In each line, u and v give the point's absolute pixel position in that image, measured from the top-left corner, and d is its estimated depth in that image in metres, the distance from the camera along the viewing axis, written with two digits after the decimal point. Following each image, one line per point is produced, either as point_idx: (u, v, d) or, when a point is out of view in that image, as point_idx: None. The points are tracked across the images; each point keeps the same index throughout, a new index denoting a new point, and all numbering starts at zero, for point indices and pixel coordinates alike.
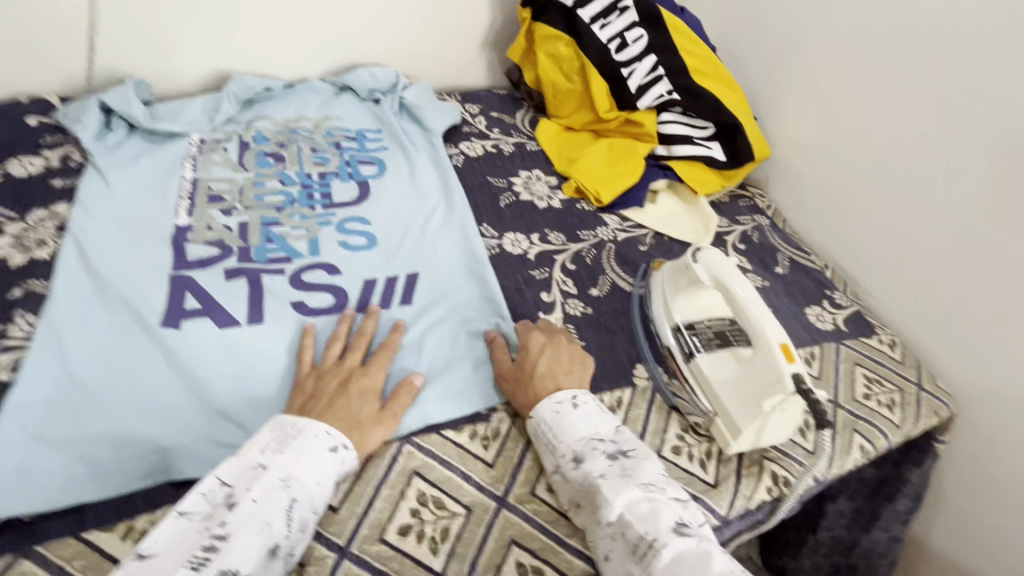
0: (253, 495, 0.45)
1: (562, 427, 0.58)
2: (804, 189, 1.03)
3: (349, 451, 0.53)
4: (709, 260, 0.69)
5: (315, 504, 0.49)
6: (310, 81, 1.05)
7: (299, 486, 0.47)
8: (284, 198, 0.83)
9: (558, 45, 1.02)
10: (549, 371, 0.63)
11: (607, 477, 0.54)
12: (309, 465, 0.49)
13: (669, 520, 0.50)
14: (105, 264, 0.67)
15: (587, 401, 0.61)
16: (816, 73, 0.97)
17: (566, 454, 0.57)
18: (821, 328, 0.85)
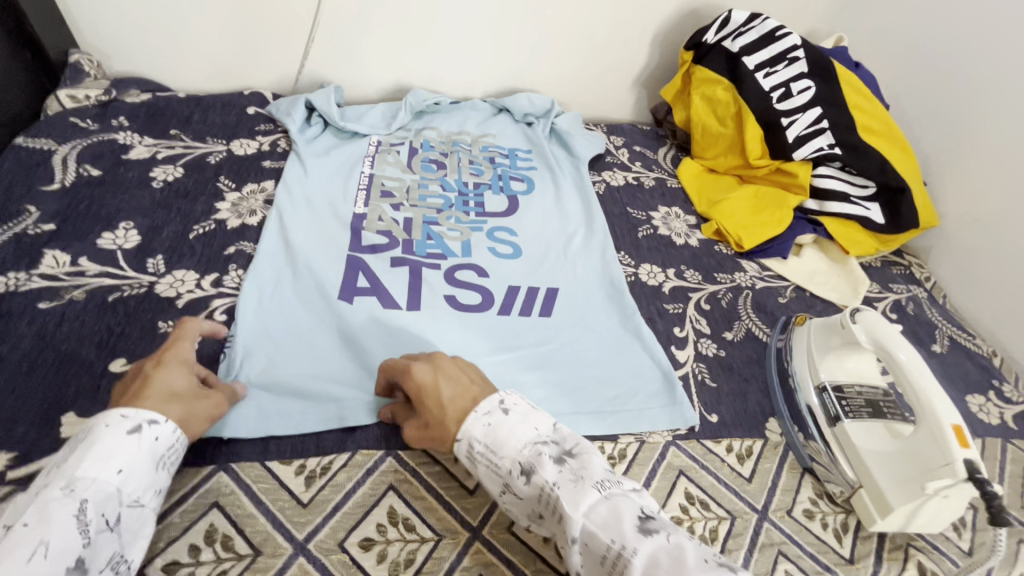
0: (26, 519, 0.38)
1: (499, 441, 0.51)
2: (975, 265, 0.94)
3: (153, 430, 0.47)
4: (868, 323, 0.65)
5: (133, 495, 0.44)
6: (472, 100, 1.15)
7: (85, 486, 0.41)
8: (443, 201, 0.91)
9: (716, 89, 1.03)
10: (459, 398, 0.55)
11: (562, 485, 0.47)
12: (94, 457, 0.43)
13: (631, 518, 0.44)
14: (296, 239, 0.77)
15: (515, 400, 0.54)
16: (1008, 144, 0.88)
17: (513, 470, 0.49)
18: (984, 420, 0.76)
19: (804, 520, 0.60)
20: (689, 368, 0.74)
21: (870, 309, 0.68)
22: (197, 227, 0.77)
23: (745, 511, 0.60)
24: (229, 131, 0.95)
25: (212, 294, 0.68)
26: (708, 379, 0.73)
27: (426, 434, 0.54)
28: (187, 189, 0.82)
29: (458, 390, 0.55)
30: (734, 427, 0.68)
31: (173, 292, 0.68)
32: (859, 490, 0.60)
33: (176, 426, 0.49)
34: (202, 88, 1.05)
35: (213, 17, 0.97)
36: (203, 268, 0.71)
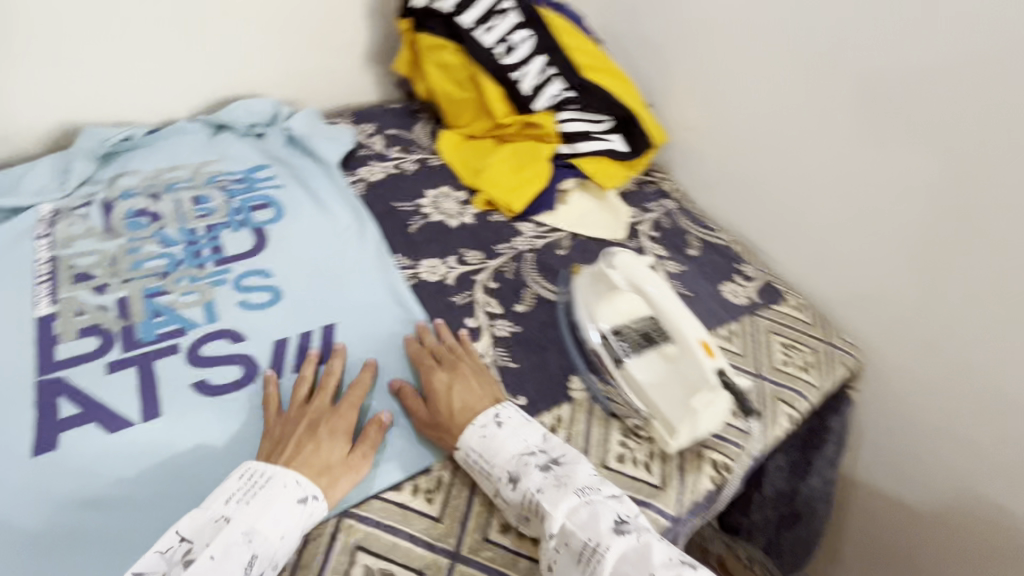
0: (487, 448, 0.57)
1: (491, 450, 0.57)
2: (704, 169, 1.06)
3: (508, 411, 0.60)
4: (622, 265, 0.69)
5: (518, 449, 0.57)
6: (178, 122, 0.96)
7: (575, 478, 0.55)
8: (167, 261, 0.75)
9: (444, 54, 0.99)
10: (464, 405, 0.61)
11: (545, 490, 0.54)
12: (514, 437, 0.58)
13: (608, 521, 0.50)
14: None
15: (511, 415, 0.60)
16: (695, 55, 1.00)
17: (502, 477, 0.56)
18: (736, 303, 0.88)
19: (619, 467, 0.65)
20: (490, 359, 0.73)
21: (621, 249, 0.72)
22: None
23: (518, 538, 0.57)
24: None
25: None
26: (510, 361, 0.73)
27: (433, 429, 0.61)
28: None
29: (476, 391, 0.63)
30: (542, 402, 0.70)
31: None
32: (652, 420, 0.66)
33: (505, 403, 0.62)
34: None
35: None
36: None
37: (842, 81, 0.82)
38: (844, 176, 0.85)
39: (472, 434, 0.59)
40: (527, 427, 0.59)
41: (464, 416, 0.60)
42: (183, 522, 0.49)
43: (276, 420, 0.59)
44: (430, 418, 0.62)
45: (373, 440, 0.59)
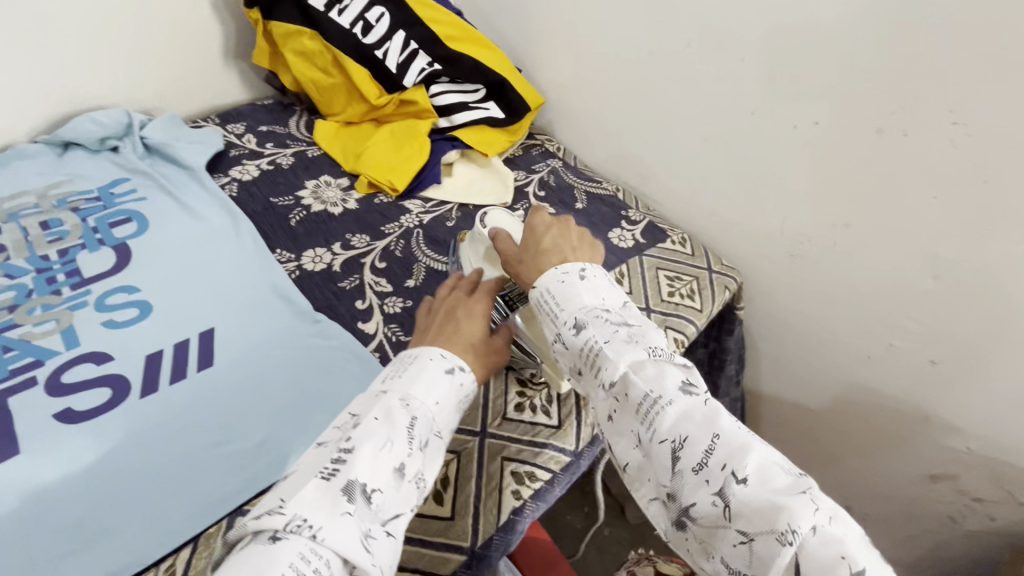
0: (561, 298, 0.56)
1: (564, 297, 0.56)
2: (583, 125, 1.08)
3: (592, 268, 0.58)
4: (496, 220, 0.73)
5: (594, 302, 0.55)
6: (16, 146, 0.88)
7: (646, 337, 0.52)
8: (16, 292, 0.70)
9: (303, 41, 0.96)
10: (555, 246, 0.61)
11: (612, 341, 0.52)
12: (588, 293, 0.55)
13: (676, 380, 0.49)
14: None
15: (595, 273, 0.58)
16: (554, 15, 1.02)
17: (568, 323, 0.54)
18: (623, 247, 0.92)
19: (517, 416, 0.66)
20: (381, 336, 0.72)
21: (496, 212, 0.75)
22: None
23: (419, 502, 0.58)
24: None
25: None
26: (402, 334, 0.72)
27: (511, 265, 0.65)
28: None
29: (572, 241, 0.62)
30: None
31: None
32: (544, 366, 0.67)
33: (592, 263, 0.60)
34: None
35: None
36: None
37: (682, 20, 0.85)
38: (701, 112, 0.89)
39: (552, 276, 0.58)
40: (602, 287, 0.56)
41: (546, 257, 0.61)
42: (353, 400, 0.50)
43: (444, 295, 0.63)
44: (512, 253, 0.65)
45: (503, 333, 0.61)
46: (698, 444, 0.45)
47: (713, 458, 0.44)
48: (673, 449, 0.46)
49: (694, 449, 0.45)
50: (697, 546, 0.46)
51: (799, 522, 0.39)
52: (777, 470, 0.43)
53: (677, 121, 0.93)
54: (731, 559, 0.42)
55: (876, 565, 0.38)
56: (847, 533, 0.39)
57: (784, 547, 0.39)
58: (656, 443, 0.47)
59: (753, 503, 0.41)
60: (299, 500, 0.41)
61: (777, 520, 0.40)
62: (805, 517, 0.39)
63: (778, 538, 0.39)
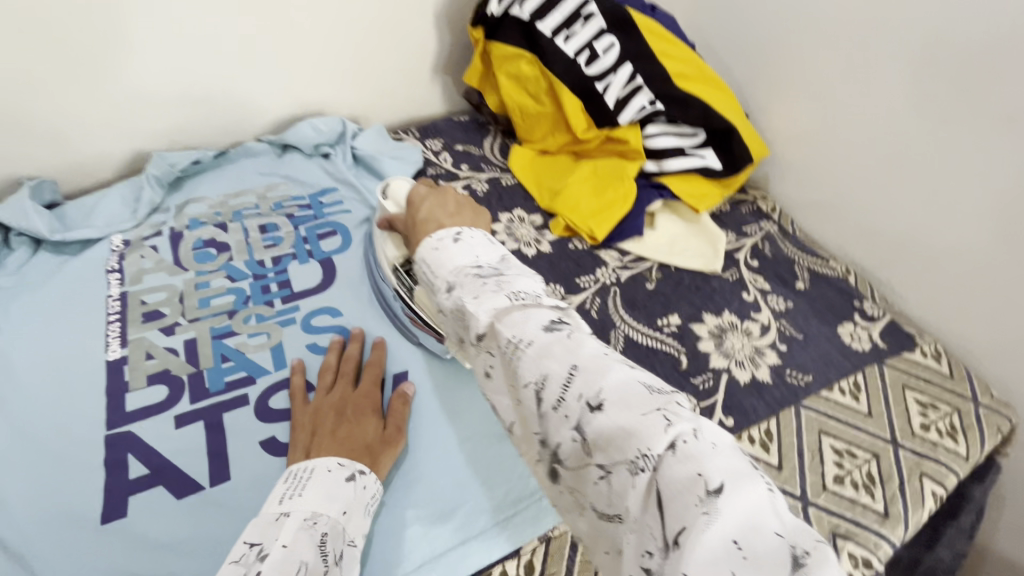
0: (438, 267, 0.48)
1: (437, 261, 0.48)
2: (810, 187, 0.93)
3: (470, 231, 0.51)
4: (395, 193, 0.70)
5: (476, 261, 0.47)
6: (244, 143, 0.92)
7: (526, 294, 0.44)
8: (235, 297, 0.71)
9: (519, 64, 0.91)
10: (429, 217, 0.56)
11: (482, 297, 0.43)
12: (462, 254, 0.48)
13: (539, 321, 0.41)
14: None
15: (472, 235, 0.51)
16: (806, 60, 0.87)
17: (443, 287, 0.47)
18: (858, 350, 0.76)
19: None
20: None
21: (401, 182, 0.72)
22: None
23: None
24: None
25: None
26: None
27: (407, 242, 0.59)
28: None
29: (445, 210, 0.56)
30: None
31: None
32: None
33: (471, 225, 0.53)
34: None
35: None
36: None
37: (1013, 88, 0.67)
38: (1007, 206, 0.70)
39: (427, 246, 0.51)
40: (480, 245, 0.49)
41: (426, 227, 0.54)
42: (243, 531, 0.45)
43: (324, 394, 0.60)
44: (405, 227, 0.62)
45: (400, 412, 0.60)
46: (557, 381, 0.38)
47: (570, 392, 0.38)
48: (536, 391, 0.39)
49: (554, 385, 0.38)
50: (571, 492, 0.40)
51: (654, 448, 0.34)
52: (641, 390, 0.37)
53: (963, 208, 0.75)
54: (602, 507, 0.37)
55: (736, 475, 0.32)
56: (709, 451, 0.33)
57: (635, 475, 0.34)
58: (522, 389, 0.40)
59: (608, 428, 0.36)
60: None
61: (664, 463, 0.33)
62: (656, 440, 0.34)
63: (640, 471, 0.34)
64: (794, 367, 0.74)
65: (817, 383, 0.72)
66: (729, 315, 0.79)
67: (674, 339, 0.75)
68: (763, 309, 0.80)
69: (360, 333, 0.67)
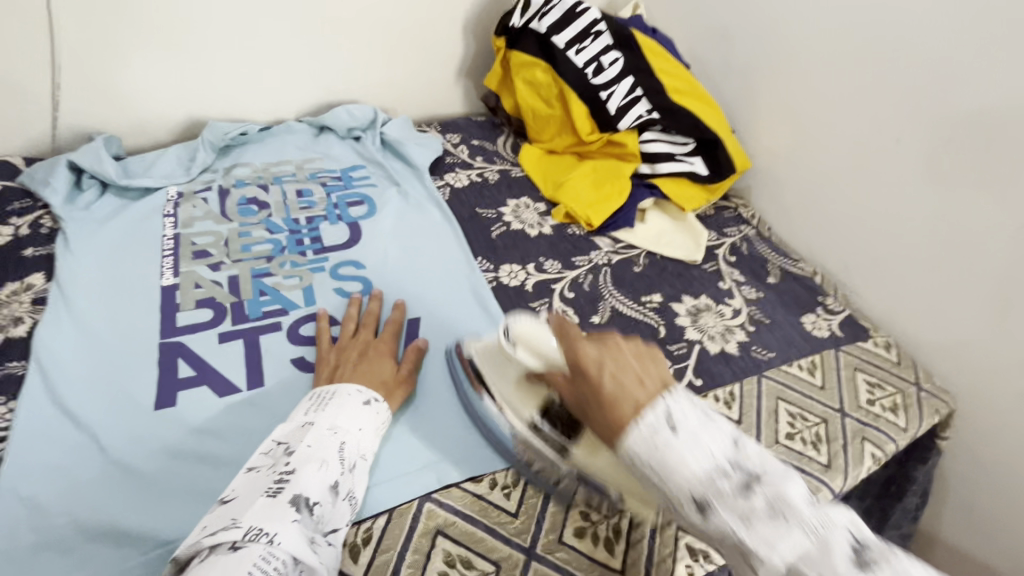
0: (656, 457, 0.41)
1: (665, 465, 0.41)
2: (785, 198, 1.04)
3: (677, 403, 0.43)
4: (525, 335, 0.59)
5: (705, 452, 0.41)
6: (286, 122, 1.04)
7: (772, 486, 0.40)
8: (273, 246, 0.81)
9: (535, 72, 1.03)
10: (618, 388, 0.45)
11: (752, 523, 0.39)
12: (688, 446, 0.41)
13: (844, 552, 0.37)
14: (69, 361, 0.61)
15: (684, 409, 0.43)
16: (785, 85, 1.00)
17: (682, 500, 0.41)
18: (817, 335, 0.86)
19: None
20: None
21: (517, 315, 0.62)
22: None
23: (592, 545, 0.57)
24: None
25: None
26: None
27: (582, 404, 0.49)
28: None
29: (634, 374, 0.46)
30: None
31: None
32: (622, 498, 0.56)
33: (674, 391, 0.44)
34: None
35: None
36: None
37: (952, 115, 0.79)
38: (947, 216, 0.82)
39: (636, 435, 0.43)
40: (702, 429, 0.42)
41: (620, 408, 0.44)
42: (277, 432, 0.53)
43: (347, 340, 0.67)
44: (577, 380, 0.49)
45: (413, 361, 0.67)
46: None
47: None
48: None
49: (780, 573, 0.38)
50: None
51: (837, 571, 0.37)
52: (812, 511, 0.39)
53: (914, 216, 0.86)
54: None
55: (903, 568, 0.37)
56: None
57: None
58: None
59: None
60: (251, 515, 0.44)
61: None
62: None
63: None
64: (760, 345, 0.83)
65: (778, 359, 0.82)
66: (706, 298, 0.89)
67: (655, 313, 0.85)
68: (736, 296, 0.90)
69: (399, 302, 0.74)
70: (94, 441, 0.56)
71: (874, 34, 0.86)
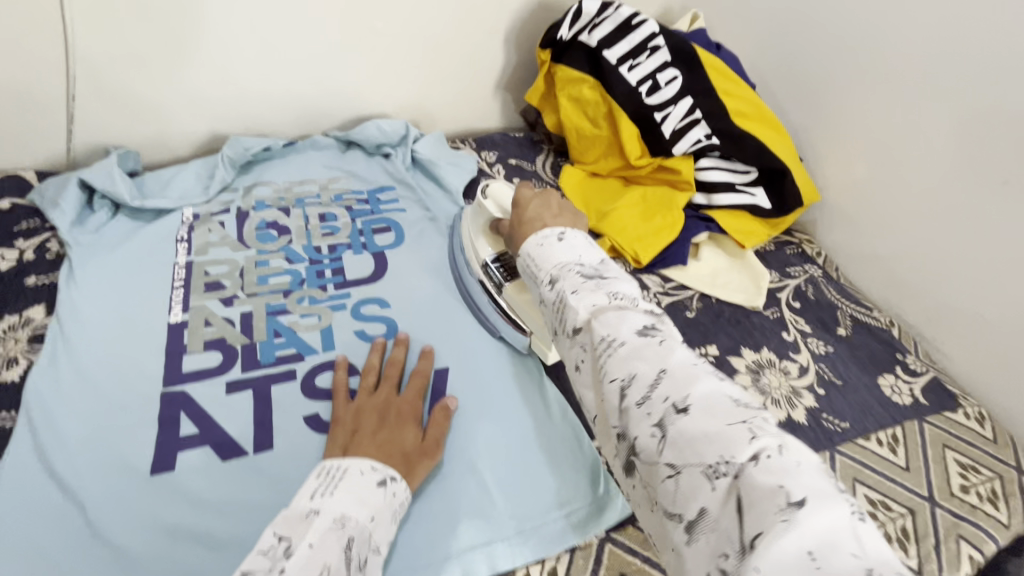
0: (536, 245, 0.49)
1: (540, 254, 0.48)
2: (859, 236, 0.93)
3: (575, 235, 0.49)
4: (496, 193, 0.76)
5: (578, 256, 0.47)
6: (312, 136, 0.97)
7: (614, 285, 0.43)
8: (291, 278, 0.74)
9: (582, 88, 0.94)
10: (536, 217, 0.57)
11: (579, 291, 0.43)
12: (563, 249, 0.47)
13: (633, 326, 0.39)
14: (62, 413, 0.55)
15: (577, 236, 0.49)
16: (865, 112, 0.88)
17: (545, 281, 0.46)
18: (898, 402, 0.75)
19: None
20: None
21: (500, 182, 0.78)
22: None
23: None
24: None
25: None
26: None
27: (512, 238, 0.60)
28: None
29: (552, 211, 0.57)
30: None
31: None
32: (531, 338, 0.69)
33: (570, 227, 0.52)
34: None
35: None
36: None
37: None
38: None
39: (531, 242, 0.51)
40: (585, 248, 0.48)
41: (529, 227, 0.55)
42: (271, 521, 0.44)
43: (366, 397, 0.59)
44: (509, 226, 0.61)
45: (441, 425, 0.59)
46: (658, 393, 0.36)
47: (655, 395, 0.36)
48: (620, 388, 0.37)
49: (642, 385, 0.37)
50: (651, 503, 0.36)
51: (736, 453, 0.32)
52: (684, 364, 0.37)
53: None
54: (668, 506, 0.33)
55: (824, 497, 0.29)
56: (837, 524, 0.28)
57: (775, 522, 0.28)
58: (614, 395, 0.38)
59: (709, 453, 0.32)
60: None
61: (704, 431, 0.33)
62: (771, 486, 0.29)
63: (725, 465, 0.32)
64: (831, 412, 0.73)
65: (853, 431, 0.71)
66: (768, 352, 0.79)
67: None
68: (802, 349, 0.80)
69: (429, 351, 0.66)
70: (82, 514, 0.49)
71: (982, 59, 0.74)
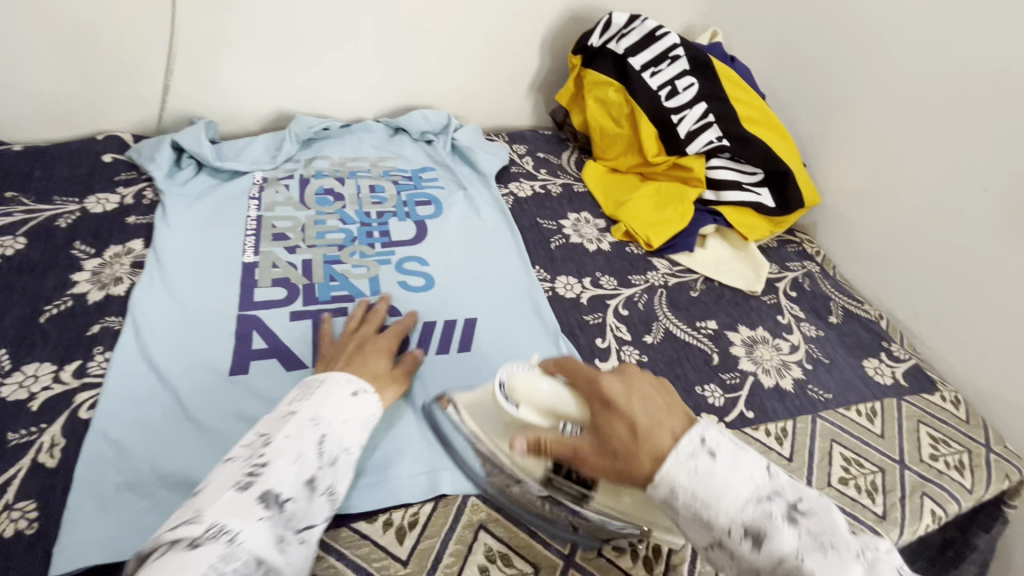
0: (702, 494, 0.43)
1: (710, 491, 0.43)
2: (855, 237, 1.01)
3: (710, 435, 0.46)
4: (525, 395, 0.55)
5: (750, 490, 0.43)
6: (364, 121, 1.09)
7: (810, 513, 0.42)
8: (345, 235, 0.85)
9: (608, 91, 1.05)
10: (651, 422, 0.47)
11: (806, 552, 0.40)
12: (733, 477, 0.43)
13: None
14: (159, 321, 0.67)
15: (718, 438, 0.46)
16: (864, 124, 0.97)
17: (730, 529, 0.42)
18: (880, 382, 0.83)
19: None
20: None
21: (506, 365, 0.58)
22: (50, 306, 0.66)
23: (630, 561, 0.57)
24: (82, 186, 0.82)
25: (74, 388, 0.59)
26: None
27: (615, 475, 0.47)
28: (33, 263, 0.70)
29: (663, 407, 0.49)
30: None
31: (25, 393, 0.58)
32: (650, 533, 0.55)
33: (705, 423, 0.47)
34: (44, 136, 0.92)
35: (41, 38, 0.84)
36: (60, 355, 0.61)
37: None
38: None
39: (675, 461, 0.44)
40: (738, 460, 0.44)
41: (662, 444, 0.45)
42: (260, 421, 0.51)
43: (345, 337, 0.66)
44: (604, 425, 0.49)
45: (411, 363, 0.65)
46: None
47: None
48: None
49: None
50: None
51: None
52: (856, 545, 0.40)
53: (999, 270, 0.81)
54: None
55: None
56: None
57: None
58: None
59: None
60: (218, 508, 0.41)
61: None
62: None
63: None
64: (817, 384, 0.81)
65: (836, 402, 0.79)
66: (763, 331, 0.87)
67: (709, 340, 0.84)
68: (795, 332, 0.88)
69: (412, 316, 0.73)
70: (175, 398, 0.60)
71: (966, 78, 0.83)
